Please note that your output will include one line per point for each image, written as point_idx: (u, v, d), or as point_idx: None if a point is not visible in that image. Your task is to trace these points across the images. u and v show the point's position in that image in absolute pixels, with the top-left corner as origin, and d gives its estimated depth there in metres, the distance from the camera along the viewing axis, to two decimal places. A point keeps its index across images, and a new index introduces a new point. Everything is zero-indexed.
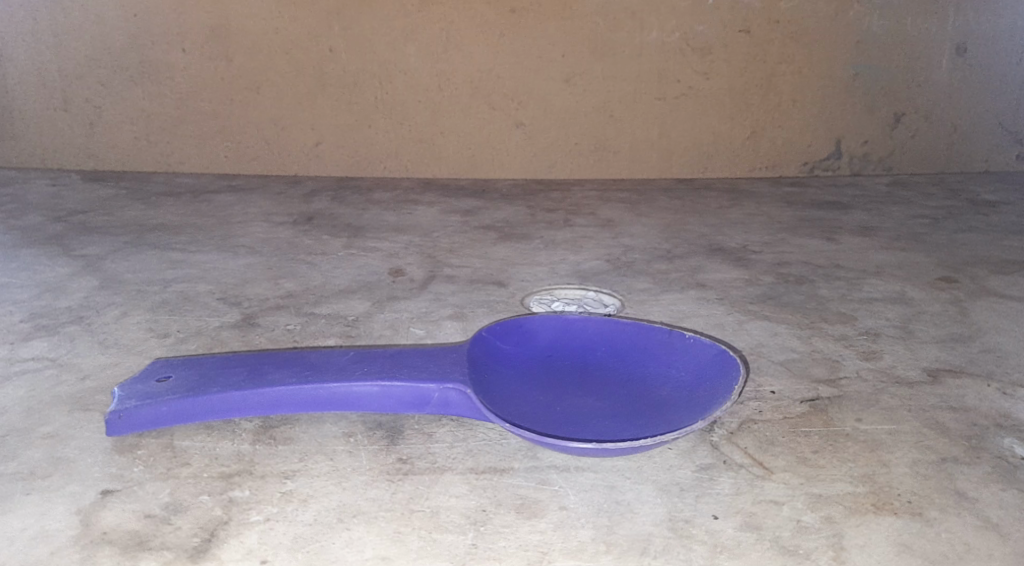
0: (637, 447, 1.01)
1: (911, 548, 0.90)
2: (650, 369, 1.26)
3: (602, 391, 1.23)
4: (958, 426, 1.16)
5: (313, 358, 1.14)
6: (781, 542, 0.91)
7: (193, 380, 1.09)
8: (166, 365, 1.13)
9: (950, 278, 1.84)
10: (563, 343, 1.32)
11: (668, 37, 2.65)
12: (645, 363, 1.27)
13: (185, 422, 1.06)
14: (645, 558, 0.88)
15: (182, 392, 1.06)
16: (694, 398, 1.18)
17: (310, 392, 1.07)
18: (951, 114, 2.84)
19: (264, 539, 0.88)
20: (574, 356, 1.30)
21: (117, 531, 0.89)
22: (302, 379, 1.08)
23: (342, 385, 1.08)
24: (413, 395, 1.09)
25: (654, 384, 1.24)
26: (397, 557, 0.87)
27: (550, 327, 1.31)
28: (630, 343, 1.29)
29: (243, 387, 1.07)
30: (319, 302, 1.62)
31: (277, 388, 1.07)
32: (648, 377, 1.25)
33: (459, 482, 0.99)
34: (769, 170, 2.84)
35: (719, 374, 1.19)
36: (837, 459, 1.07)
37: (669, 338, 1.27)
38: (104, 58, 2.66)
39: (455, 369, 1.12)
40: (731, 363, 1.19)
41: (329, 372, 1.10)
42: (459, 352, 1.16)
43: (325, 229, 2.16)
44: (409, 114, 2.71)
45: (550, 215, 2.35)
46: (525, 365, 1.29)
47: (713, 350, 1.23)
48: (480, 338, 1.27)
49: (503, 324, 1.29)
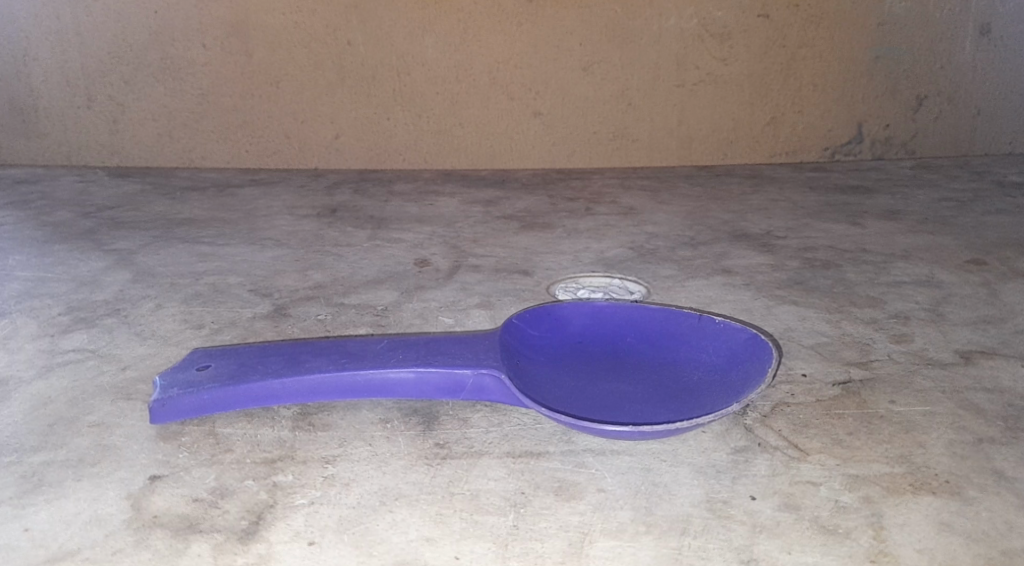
0: (673, 429, 1.02)
1: (952, 527, 0.90)
2: (681, 355, 1.27)
3: (634, 376, 1.24)
4: (993, 407, 1.15)
5: (349, 346, 1.15)
6: (820, 521, 0.91)
7: (233, 368, 1.11)
8: (204, 355, 1.14)
9: (979, 260, 1.82)
10: (594, 330, 1.32)
11: (687, 24, 2.64)
12: (676, 348, 1.28)
13: (226, 410, 1.08)
14: (685, 538, 0.89)
15: (222, 380, 1.08)
16: (726, 381, 1.19)
17: (348, 378, 1.09)
18: (975, 96, 2.82)
19: (310, 521, 0.90)
20: (605, 342, 1.31)
21: (168, 515, 0.91)
22: (339, 366, 1.10)
23: (378, 372, 1.09)
24: (448, 381, 1.10)
25: (685, 368, 1.25)
26: (441, 538, 0.88)
27: (581, 314, 1.32)
28: (659, 328, 1.30)
29: (283, 375, 1.08)
30: (348, 293, 1.63)
31: (317, 374, 1.09)
32: (678, 362, 1.26)
33: (497, 466, 1.01)
34: (791, 155, 2.83)
35: (750, 358, 1.20)
36: (872, 441, 1.07)
37: (699, 323, 1.28)
38: (127, 55, 2.69)
39: (490, 356, 1.13)
40: (764, 346, 1.19)
41: (366, 359, 1.12)
42: (492, 339, 1.18)
43: (349, 222, 2.18)
44: (428, 105, 2.72)
45: (571, 204, 2.36)
46: (556, 352, 1.30)
47: (744, 334, 1.23)
48: (512, 325, 1.27)
49: (534, 311, 1.30)
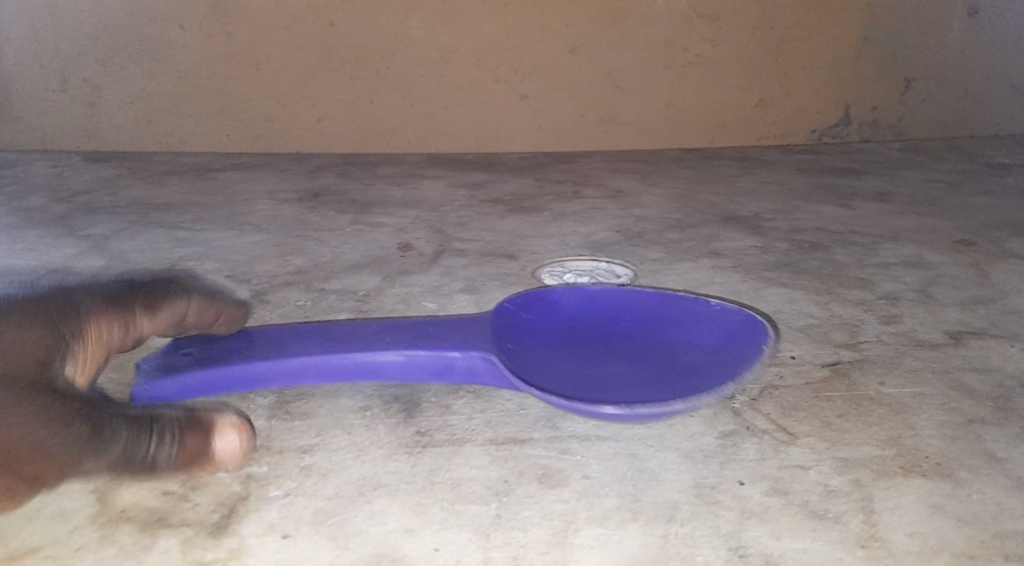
0: (670, 410, 1.00)
1: (943, 510, 0.88)
2: (679, 337, 1.22)
3: (632, 360, 1.19)
4: (984, 388, 1.14)
5: (334, 329, 1.11)
6: (809, 506, 0.89)
7: (215, 352, 1.08)
8: (175, 341, 1.10)
9: (968, 240, 1.81)
10: (584, 314, 1.29)
11: (675, 4, 2.60)
12: (669, 332, 1.25)
13: (210, 394, 1.04)
14: (672, 525, 0.87)
15: (204, 363, 1.05)
16: (721, 364, 1.17)
17: (334, 358, 1.06)
18: (963, 76, 2.80)
19: (285, 513, 0.87)
20: (596, 326, 1.28)
21: (135, 509, 0.88)
22: (323, 347, 1.07)
23: (367, 355, 1.06)
24: (439, 362, 1.07)
25: (684, 351, 1.20)
26: (421, 528, 0.85)
27: (572, 298, 1.29)
28: (652, 312, 1.27)
29: (267, 358, 1.05)
30: (329, 279, 1.60)
31: (301, 356, 1.05)
32: (674, 344, 1.21)
33: (480, 453, 0.98)
34: (779, 138, 2.81)
35: (747, 340, 1.18)
36: (862, 423, 1.05)
37: (691, 306, 1.25)
38: (102, 38, 2.63)
39: (481, 338, 1.11)
40: (760, 329, 1.18)
41: (353, 342, 1.08)
42: (480, 322, 1.15)
43: (330, 206, 2.14)
44: (413, 89, 2.68)
45: (557, 187, 2.33)
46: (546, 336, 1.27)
47: (739, 316, 1.22)
48: (502, 308, 1.24)
49: (524, 294, 1.27)
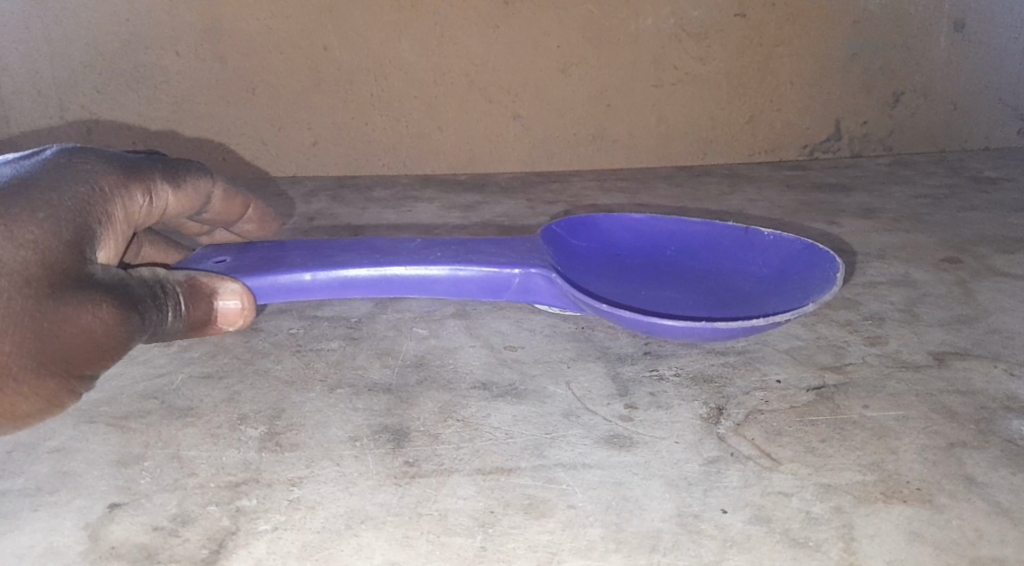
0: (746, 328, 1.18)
1: (921, 537, 0.90)
2: (728, 266, 1.42)
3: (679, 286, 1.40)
4: (966, 410, 1.15)
5: (377, 243, 1.27)
6: (791, 534, 0.91)
7: (317, 258, 1.23)
8: (216, 247, 1.26)
9: (954, 258, 1.83)
10: (630, 240, 1.47)
11: (664, 24, 2.62)
12: (720, 259, 1.43)
13: (325, 291, 1.23)
14: (654, 555, 0.88)
15: (319, 263, 1.23)
16: (781, 289, 1.34)
17: (386, 275, 1.22)
18: (950, 91, 2.83)
19: (273, 548, 0.89)
20: (645, 253, 1.46)
21: (125, 546, 0.90)
22: (370, 262, 1.23)
23: (460, 270, 1.24)
24: (502, 278, 1.25)
25: (731, 278, 1.40)
26: (406, 562, 0.87)
27: (617, 226, 1.47)
28: (698, 240, 1.45)
29: (369, 262, 1.23)
30: (321, 305, 1.61)
31: (401, 265, 1.23)
32: (723, 271, 1.41)
33: (467, 483, 0.99)
34: (769, 154, 2.83)
35: (808, 264, 1.33)
36: (845, 448, 1.06)
37: (746, 235, 1.41)
38: (98, 64, 2.65)
39: (534, 257, 1.28)
40: (822, 255, 1.32)
41: (443, 255, 1.25)
42: (531, 241, 1.33)
43: (324, 230, 2.16)
44: (406, 110, 2.70)
45: (549, 207, 2.35)
46: (597, 258, 1.45)
47: (797, 246, 1.37)
48: (555, 234, 1.40)
49: (572, 222, 1.43)
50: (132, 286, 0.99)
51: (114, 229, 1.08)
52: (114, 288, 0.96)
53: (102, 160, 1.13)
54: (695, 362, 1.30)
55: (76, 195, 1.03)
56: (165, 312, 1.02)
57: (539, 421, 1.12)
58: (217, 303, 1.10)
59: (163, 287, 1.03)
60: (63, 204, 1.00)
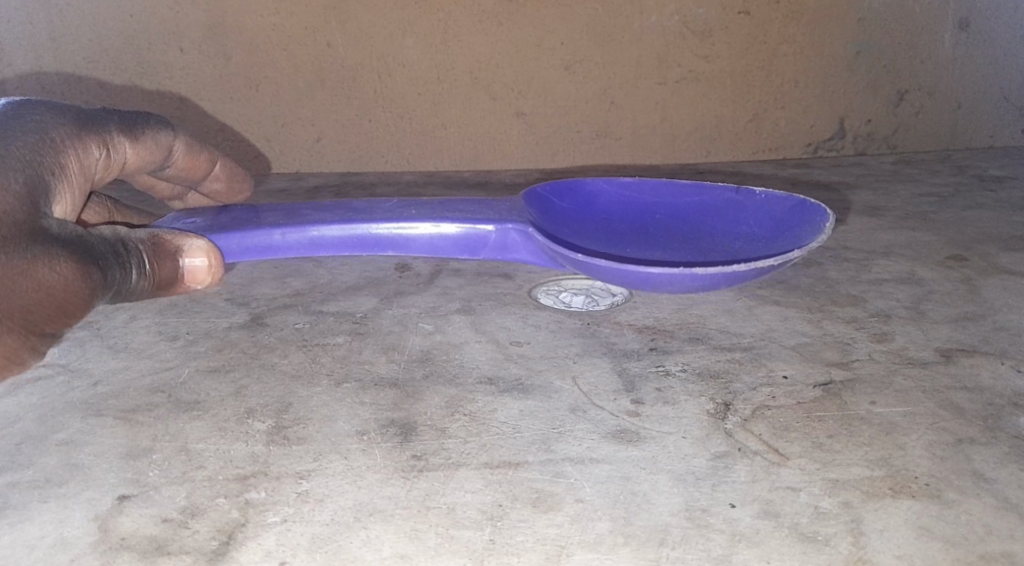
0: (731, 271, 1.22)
1: (930, 531, 0.90)
2: (719, 227, 1.47)
3: (666, 244, 1.44)
4: (973, 407, 1.15)
5: (355, 204, 1.39)
6: (799, 528, 0.91)
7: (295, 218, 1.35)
8: (186, 212, 1.36)
9: (959, 256, 1.82)
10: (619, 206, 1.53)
11: (668, 21, 2.62)
12: (711, 221, 1.48)
13: (301, 248, 1.34)
14: (663, 549, 0.88)
15: (295, 222, 1.35)
16: (771, 245, 1.39)
17: (357, 232, 1.34)
18: (955, 90, 2.82)
19: (281, 540, 0.89)
20: (633, 218, 1.52)
21: (135, 537, 0.90)
22: (343, 222, 1.34)
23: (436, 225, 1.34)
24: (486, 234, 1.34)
25: (721, 238, 1.45)
26: (416, 554, 0.87)
27: (604, 191, 1.53)
28: (689, 205, 1.50)
29: (344, 220, 1.34)
30: (326, 301, 1.60)
31: (376, 222, 1.34)
32: (713, 231, 1.46)
33: (474, 477, 0.99)
34: (773, 152, 2.83)
35: (800, 221, 1.38)
36: (852, 443, 1.06)
37: (737, 197, 1.47)
38: (103, 60, 2.66)
39: (513, 215, 1.36)
40: (813, 210, 1.37)
41: (424, 213, 1.35)
42: (514, 200, 1.40)
43: None
44: (410, 107, 2.70)
45: None
46: (582, 220, 1.51)
47: (789, 203, 1.42)
48: (541, 196, 1.47)
49: (558, 184, 1.50)
50: (94, 244, 1.10)
51: (67, 177, 1.20)
52: (77, 244, 1.07)
53: (55, 116, 1.25)
54: (701, 358, 1.30)
55: (28, 145, 1.14)
56: (129, 270, 1.14)
57: (546, 416, 1.12)
58: (181, 261, 1.24)
59: (126, 246, 1.15)
60: (15, 153, 1.11)
